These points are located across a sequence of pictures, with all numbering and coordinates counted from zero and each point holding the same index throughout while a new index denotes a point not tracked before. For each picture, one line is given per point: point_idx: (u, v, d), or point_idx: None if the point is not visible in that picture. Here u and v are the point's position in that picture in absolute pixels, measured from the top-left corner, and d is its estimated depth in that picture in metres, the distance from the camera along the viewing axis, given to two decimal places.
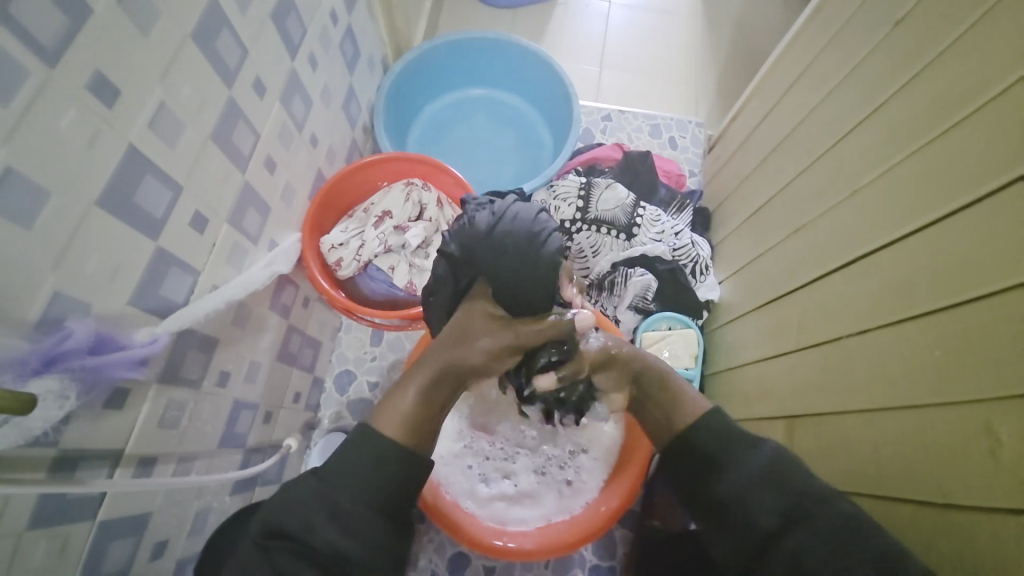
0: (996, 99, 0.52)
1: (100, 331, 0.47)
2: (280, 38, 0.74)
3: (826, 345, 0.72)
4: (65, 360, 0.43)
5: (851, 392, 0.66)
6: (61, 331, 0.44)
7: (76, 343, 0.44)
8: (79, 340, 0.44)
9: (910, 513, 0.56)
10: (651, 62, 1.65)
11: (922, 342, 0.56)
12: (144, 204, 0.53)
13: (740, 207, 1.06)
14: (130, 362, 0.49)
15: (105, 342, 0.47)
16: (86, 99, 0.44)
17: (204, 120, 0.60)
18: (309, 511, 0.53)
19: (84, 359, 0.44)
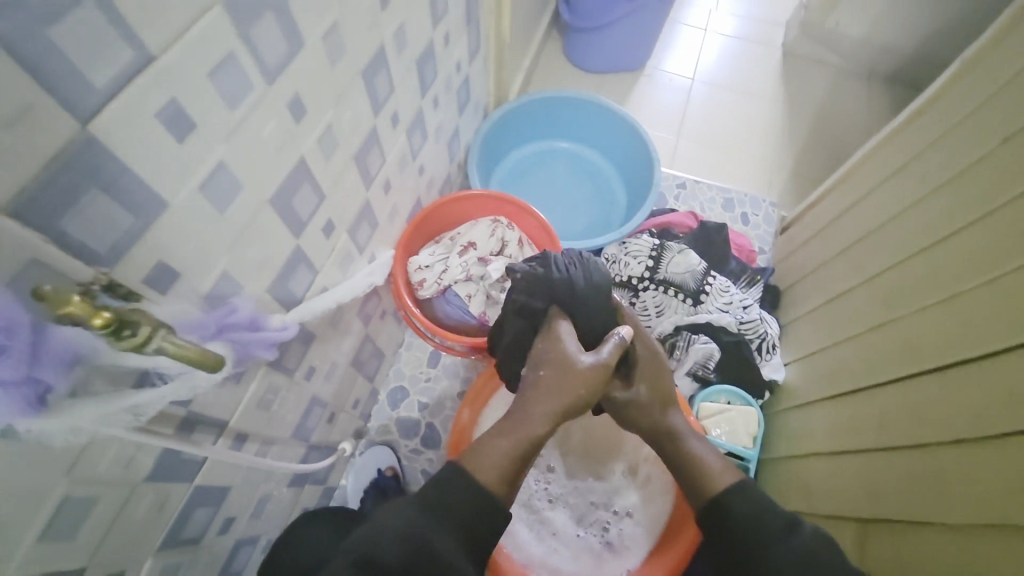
0: None
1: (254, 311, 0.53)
2: (418, 80, 0.84)
3: (910, 447, 0.70)
4: (230, 330, 0.49)
5: (933, 499, 0.64)
6: (229, 306, 0.50)
7: (239, 317, 0.50)
8: (242, 315, 0.50)
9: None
10: (730, 140, 1.71)
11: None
12: (297, 206, 0.60)
13: (814, 292, 1.07)
14: (267, 343, 0.54)
15: (257, 327, 0.52)
16: (285, 115, 0.52)
17: (352, 142, 0.68)
18: (404, 542, 0.55)
19: (243, 332, 0.51)
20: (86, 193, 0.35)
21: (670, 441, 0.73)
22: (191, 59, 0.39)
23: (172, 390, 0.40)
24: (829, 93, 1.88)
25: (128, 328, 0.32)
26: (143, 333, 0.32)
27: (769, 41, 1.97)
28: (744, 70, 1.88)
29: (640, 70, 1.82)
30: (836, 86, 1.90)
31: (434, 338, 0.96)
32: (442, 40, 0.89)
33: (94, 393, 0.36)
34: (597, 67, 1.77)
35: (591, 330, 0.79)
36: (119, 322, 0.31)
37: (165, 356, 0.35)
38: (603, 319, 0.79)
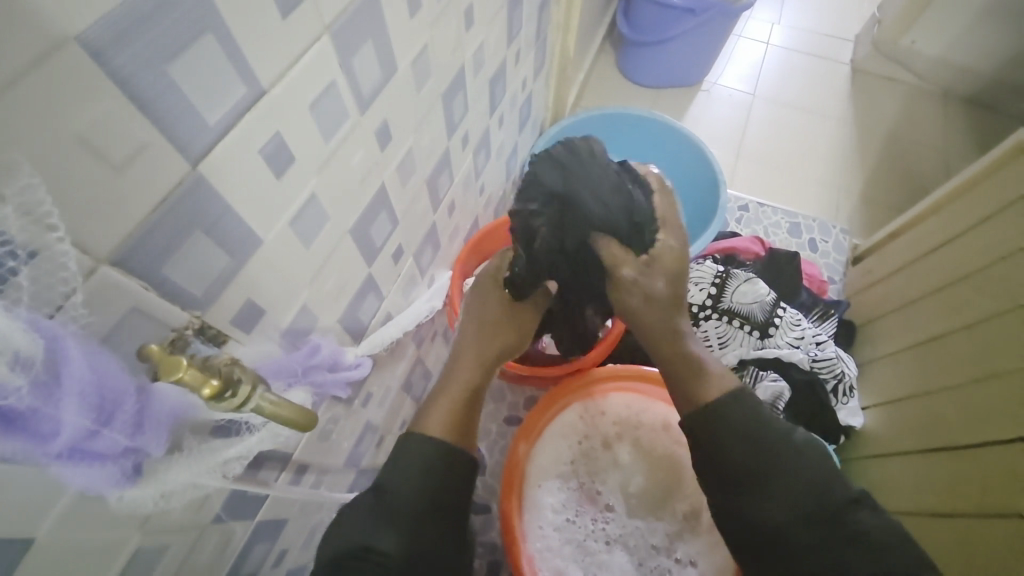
0: None
1: (334, 350, 0.52)
2: (489, 100, 0.81)
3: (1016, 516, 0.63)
4: (312, 372, 0.48)
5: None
6: (311, 345, 0.49)
7: (320, 358, 0.49)
8: (322, 356, 0.49)
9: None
10: (794, 160, 1.62)
11: None
12: (373, 234, 0.58)
13: (898, 332, 0.99)
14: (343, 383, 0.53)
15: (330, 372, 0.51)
16: (372, 143, 0.50)
17: (427, 165, 0.66)
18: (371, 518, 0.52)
19: (324, 372, 0.50)
20: (190, 235, 0.33)
21: (668, 350, 0.67)
22: (295, 92, 0.37)
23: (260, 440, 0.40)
24: (901, 113, 1.77)
25: (229, 389, 0.29)
26: (243, 394, 0.30)
27: (836, 58, 1.88)
28: (808, 88, 1.80)
29: (696, 85, 1.76)
30: (909, 107, 1.78)
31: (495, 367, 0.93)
32: (513, 59, 0.86)
33: (186, 452, 0.35)
34: (653, 82, 1.72)
35: (608, 220, 0.65)
36: (222, 381, 0.29)
37: (258, 413, 0.32)
38: (621, 204, 0.65)
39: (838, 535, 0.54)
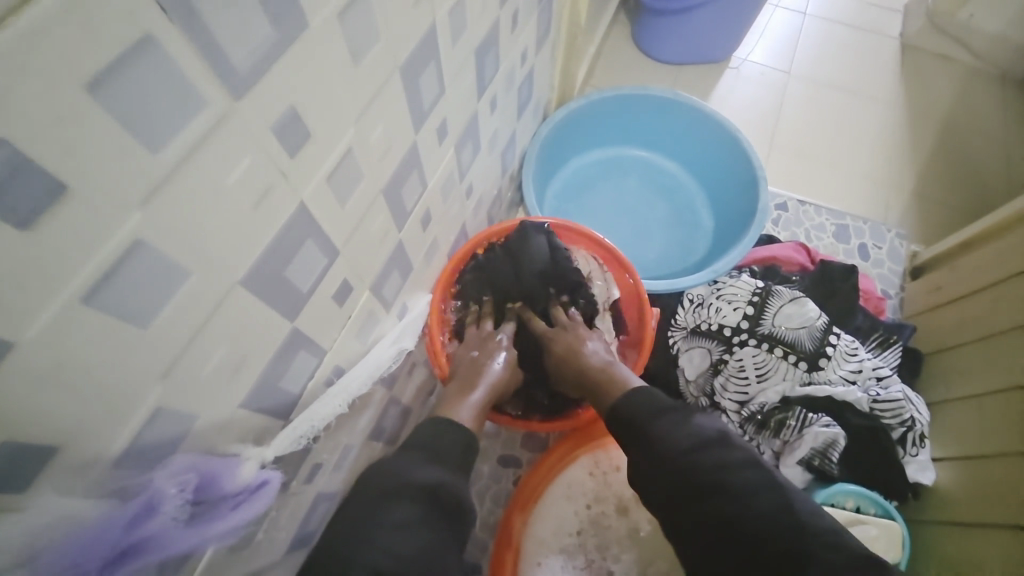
0: None
1: (196, 486, 0.33)
2: (476, 77, 0.62)
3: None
4: (144, 548, 0.30)
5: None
6: (147, 500, 0.30)
7: (161, 520, 0.31)
8: (165, 515, 0.31)
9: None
10: (835, 149, 1.41)
11: None
12: (293, 277, 0.39)
13: (988, 369, 0.80)
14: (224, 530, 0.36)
15: (184, 531, 0.33)
16: (270, 146, 0.31)
17: (383, 170, 0.47)
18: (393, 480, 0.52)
19: (168, 540, 0.32)
20: None
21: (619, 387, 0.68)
22: (24, 63, 0.18)
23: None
24: (957, 95, 1.54)
25: None
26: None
27: (883, 29, 1.64)
28: (851, 65, 1.57)
29: (724, 61, 1.53)
30: (964, 88, 1.56)
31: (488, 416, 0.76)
32: (510, 22, 0.66)
33: None
34: (674, 58, 1.50)
35: None
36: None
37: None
38: None
39: (715, 507, 0.53)
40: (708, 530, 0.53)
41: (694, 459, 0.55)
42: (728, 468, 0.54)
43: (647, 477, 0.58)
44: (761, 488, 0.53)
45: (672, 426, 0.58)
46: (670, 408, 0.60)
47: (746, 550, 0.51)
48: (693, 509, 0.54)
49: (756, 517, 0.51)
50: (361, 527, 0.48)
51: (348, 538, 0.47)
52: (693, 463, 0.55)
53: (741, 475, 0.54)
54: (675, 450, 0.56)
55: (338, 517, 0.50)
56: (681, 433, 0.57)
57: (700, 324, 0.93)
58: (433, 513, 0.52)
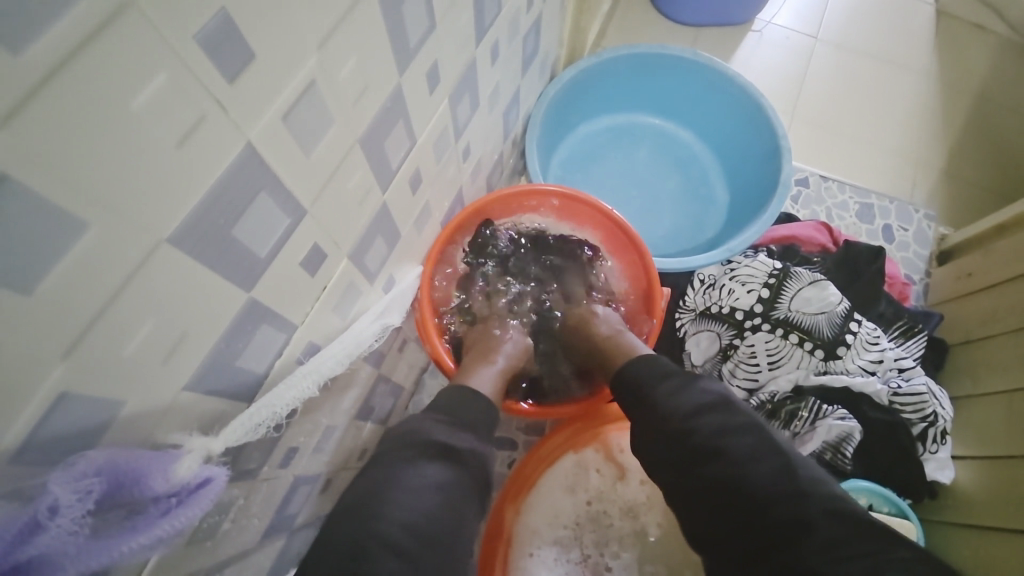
0: None
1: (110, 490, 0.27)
2: (474, 16, 0.54)
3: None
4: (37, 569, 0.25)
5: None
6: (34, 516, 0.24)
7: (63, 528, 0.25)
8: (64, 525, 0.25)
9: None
10: (862, 123, 1.32)
11: None
12: (247, 238, 0.33)
13: (1019, 362, 0.75)
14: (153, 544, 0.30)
15: (83, 550, 0.26)
16: (199, 64, 0.25)
17: (359, 117, 0.40)
18: (416, 445, 0.49)
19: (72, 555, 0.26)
20: None
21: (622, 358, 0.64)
22: None
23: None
24: (996, 68, 1.43)
25: None
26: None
27: None
28: (882, 31, 1.45)
29: (746, 24, 1.42)
30: (1002, 60, 1.45)
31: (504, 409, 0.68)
32: None
33: None
34: (693, 19, 1.39)
35: None
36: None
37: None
38: None
39: (715, 475, 0.48)
40: (707, 499, 0.48)
41: (692, 422, 0.51)
42: (714, 432, 0.49)
43: (647, 448, 0.54)
44: (765, 453, 0.47)
45: (669, 391, 0.54)
46: (666, 371, 0.57)
47: (755, 521, 0.45)
48: (693, 481, 0.49)
49: (760, 483, 0.46)
50: (382, 488, 0.45)
51: (367, 496, 0.45)
52: (692, 426, 0.51)
53: (739, 439, 0.48)
54: (671, 414, 0.53)
55: (366, 473, 0.48)
56: (680, 398, 0.53)
57: (711, 305, 0.88)
58: (452, 479, 0.48)
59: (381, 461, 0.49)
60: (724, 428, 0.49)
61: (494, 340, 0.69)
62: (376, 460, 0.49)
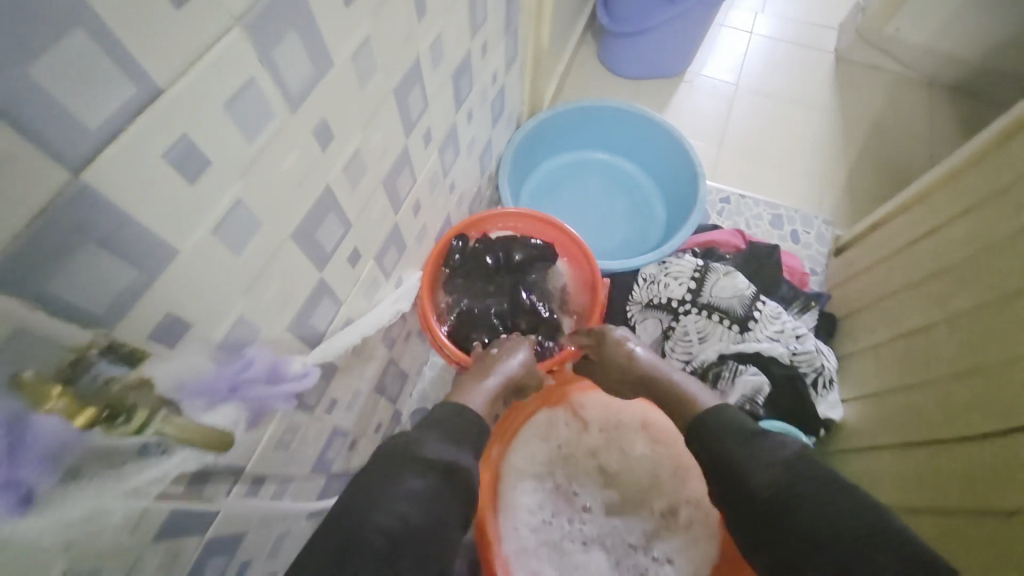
0: None
1: (274, 361, 0.49)
2: (453, 95, 0.79)
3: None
4: (244, 388, 0.45)
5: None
6: (244, 359, 0.46)
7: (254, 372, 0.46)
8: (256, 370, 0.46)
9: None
10: (777, 150, 1.61)
11: None
12: (321, 238, 0.56)
13: (881, 323, 0.98)
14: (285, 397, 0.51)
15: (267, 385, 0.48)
16: (309, 143, 0.48)
17: (382, 165, 0.64)
18: (409, 464, 0.58)
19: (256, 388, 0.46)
20: (86, 246, 0.31)
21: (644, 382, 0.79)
22: (207, 95, 0.35)
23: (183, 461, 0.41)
24: (886, 102, 1.74)
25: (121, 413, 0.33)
26: (139, 417, 0.34)
27: (819, 45, 1.85)
28: (790, 76, 1.77)
29: (679, 76, 1.73)
30: (891, 94, 1.76)
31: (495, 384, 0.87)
32: (479, 52, 0.84)
33: (94, 471, 0.34)
34: (634, 74, 1.69)
35: None
36: (113, 409, 0.33)
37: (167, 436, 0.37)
38: None
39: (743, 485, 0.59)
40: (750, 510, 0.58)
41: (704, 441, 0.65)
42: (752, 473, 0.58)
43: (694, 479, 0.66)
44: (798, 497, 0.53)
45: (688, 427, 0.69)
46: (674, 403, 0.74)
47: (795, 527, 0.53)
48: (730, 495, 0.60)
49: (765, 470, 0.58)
50: (371, 500, 0.54)
51: (360, 503, 0.53)
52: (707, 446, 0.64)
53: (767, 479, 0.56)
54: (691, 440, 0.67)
55: (357, 481, 0.57)
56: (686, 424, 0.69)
57: (652, 297, 1.10)
58: (433, 490, 0.57)
59: (377, 471, 0.57)
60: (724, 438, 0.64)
61: (493, 361, 0.80)
62: (370, 470, 0.58)
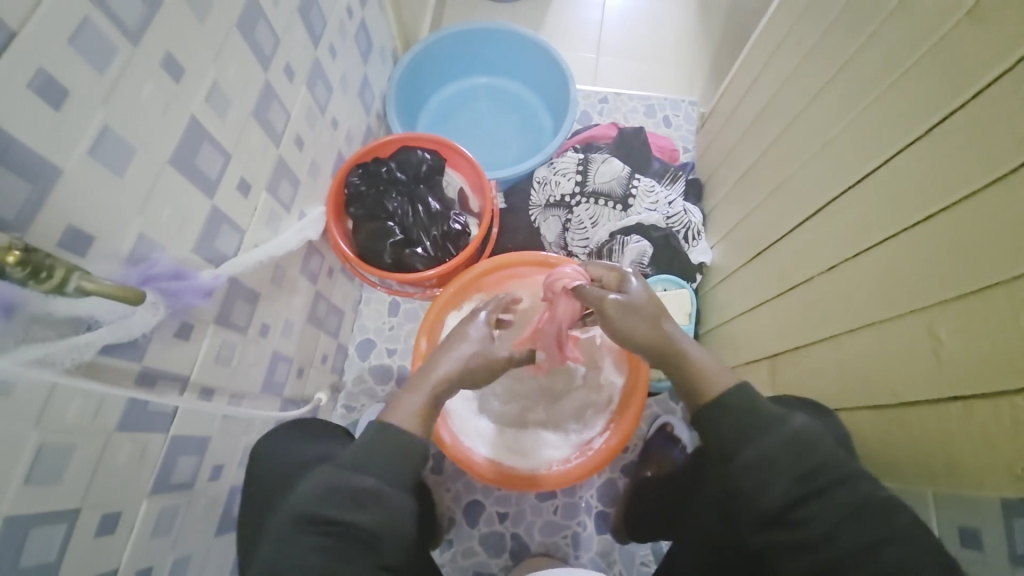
0: (918, 63, 0.61)
1: (176, 265, 0.58)
2: (306, 29, 0.84)
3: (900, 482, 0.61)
4: (152, 282, 0.54)
5: (900, 486, 0.60)
6: (147, 262, 0.55)
7: (159, 270, 0.55)
8: (161, 268, 0.55)
9: (891, 415, 0.61)
10: (654, 44, 1.60)
11: (899, 257, 0.61)
12: (202, 167, 0.63)
13: (731, 174, 1.14)
14: (200, 292, 0.59)
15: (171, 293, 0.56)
16: (159, 75, 0.55)
17: (246, 98, 0.70)
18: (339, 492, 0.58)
19: (166, 282, 0.55)
20: None
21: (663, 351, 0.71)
22: (53, 40, 0.43)
23: (111, 332, 0.49)
24: None
25: (40, 272, 0.39)
26: (59, 274, 0.41)
27: None
28: None
29: None
30: None
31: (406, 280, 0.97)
32: None
33: (28, 339, 0.44)
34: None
35: None
36: (33, 266, 0.39)
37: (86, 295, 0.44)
38: None
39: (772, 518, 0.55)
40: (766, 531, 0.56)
41: (772, 477, 0.55)
42: (769, 485, 0.55)
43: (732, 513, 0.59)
44: (811, 507, 0.53)
45: (749, 458, 0.57)
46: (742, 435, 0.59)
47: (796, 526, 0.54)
48: (762, 520, 0.56)
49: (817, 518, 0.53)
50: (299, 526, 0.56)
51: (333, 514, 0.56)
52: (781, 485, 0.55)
53: (776, 488, 0.55)
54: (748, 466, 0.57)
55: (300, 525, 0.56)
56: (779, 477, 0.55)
57: (549, 198, 1.22)
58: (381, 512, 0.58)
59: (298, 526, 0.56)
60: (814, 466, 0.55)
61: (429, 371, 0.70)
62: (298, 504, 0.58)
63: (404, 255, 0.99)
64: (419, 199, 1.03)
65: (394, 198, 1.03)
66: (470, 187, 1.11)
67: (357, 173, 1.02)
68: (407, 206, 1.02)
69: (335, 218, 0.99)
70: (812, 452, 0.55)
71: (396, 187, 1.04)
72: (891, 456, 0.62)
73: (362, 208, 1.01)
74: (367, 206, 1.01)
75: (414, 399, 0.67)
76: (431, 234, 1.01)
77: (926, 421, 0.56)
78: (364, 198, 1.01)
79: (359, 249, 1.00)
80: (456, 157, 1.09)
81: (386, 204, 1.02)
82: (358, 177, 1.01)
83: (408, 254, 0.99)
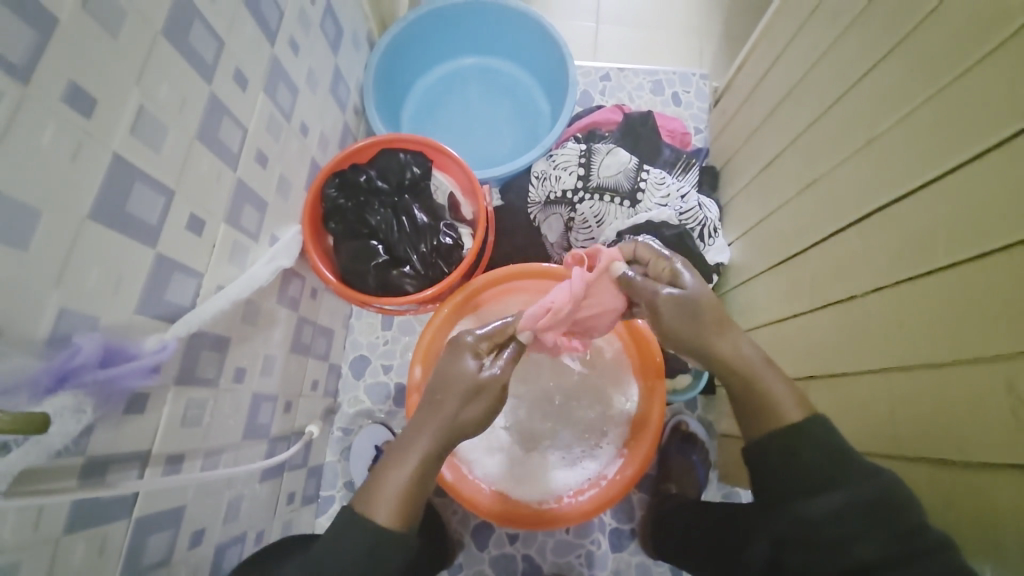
0: (1000, 48, 0.49)
1: (108, 343, 0.49)
2: (257, 25, 0.71)
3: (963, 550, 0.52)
4: (77, 375, 0.45)
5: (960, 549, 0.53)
6: (70, 348, 0.46)
7: (85, 358, 0.46)
8: (87, 355, 0.46)
9: (950, 471, 0.53)
10: (659, 8, 1.43)
11: (970, 289, 0.51)
12: (137, 212, 0.53)
13: (751, 162, 1.02)
14: (143, 371, 0.51)
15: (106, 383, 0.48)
16: (64, 112, 0.44)
17: (188, 120, 0.59)
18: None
19: (95, 372, 0.47)
20: None
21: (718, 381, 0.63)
22: None
23: (26, 453, 0.41)
24: None
25: None
26: None
27: None
28: None
29: None
30: None
31: (394, 304, 0.88)
32: None
33: None
34: None
35: None
36: None
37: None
38: None
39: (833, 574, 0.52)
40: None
41: (840, 537, 0.52)
42: (860, 539, 0.51)
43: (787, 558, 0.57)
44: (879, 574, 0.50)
45: (815, 512, 0.53)
46: (807, 488, 0.54)
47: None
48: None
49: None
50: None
51: None
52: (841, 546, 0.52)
53: (861, 549, 0.51)
54: (814, 517, 0.53)
55: None
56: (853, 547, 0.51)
57: (548, 194, 1.10)
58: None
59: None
60: (889, 532, 0.50)
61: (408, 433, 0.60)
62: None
63: (392, 275, 0.90)
64: (405, 210, 0.93)
65: (377, 210, 0.93)
66: (461, 191, 1.00)
67: (335, 184, 0.91)
68: (393, 219, 0.92)
69: (313, 237, 0.90)
70: (873, 511, 0.51)
71: (379, 198, 0.94)
72: (948, 517, 0.54)
73: (342, 224, 0.91)
74: (348, 222, 0.91)
75: (402, 474, 0.57)
76: (420, 249, 0.92)
77: (997, 490, 0.48)
78: (343, 212, 0.91)
79: (342, 270, 0.91)
80: (443, 157, 0.98)
81: (369, 217, 0.92)
82: (335, 189, 0.90)
83: (397, 274, 0.90)
